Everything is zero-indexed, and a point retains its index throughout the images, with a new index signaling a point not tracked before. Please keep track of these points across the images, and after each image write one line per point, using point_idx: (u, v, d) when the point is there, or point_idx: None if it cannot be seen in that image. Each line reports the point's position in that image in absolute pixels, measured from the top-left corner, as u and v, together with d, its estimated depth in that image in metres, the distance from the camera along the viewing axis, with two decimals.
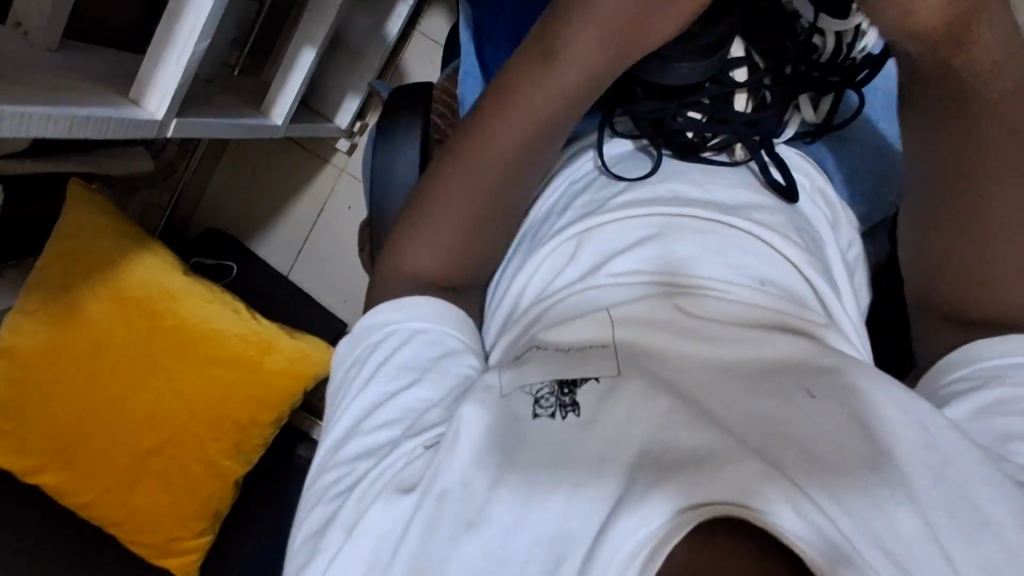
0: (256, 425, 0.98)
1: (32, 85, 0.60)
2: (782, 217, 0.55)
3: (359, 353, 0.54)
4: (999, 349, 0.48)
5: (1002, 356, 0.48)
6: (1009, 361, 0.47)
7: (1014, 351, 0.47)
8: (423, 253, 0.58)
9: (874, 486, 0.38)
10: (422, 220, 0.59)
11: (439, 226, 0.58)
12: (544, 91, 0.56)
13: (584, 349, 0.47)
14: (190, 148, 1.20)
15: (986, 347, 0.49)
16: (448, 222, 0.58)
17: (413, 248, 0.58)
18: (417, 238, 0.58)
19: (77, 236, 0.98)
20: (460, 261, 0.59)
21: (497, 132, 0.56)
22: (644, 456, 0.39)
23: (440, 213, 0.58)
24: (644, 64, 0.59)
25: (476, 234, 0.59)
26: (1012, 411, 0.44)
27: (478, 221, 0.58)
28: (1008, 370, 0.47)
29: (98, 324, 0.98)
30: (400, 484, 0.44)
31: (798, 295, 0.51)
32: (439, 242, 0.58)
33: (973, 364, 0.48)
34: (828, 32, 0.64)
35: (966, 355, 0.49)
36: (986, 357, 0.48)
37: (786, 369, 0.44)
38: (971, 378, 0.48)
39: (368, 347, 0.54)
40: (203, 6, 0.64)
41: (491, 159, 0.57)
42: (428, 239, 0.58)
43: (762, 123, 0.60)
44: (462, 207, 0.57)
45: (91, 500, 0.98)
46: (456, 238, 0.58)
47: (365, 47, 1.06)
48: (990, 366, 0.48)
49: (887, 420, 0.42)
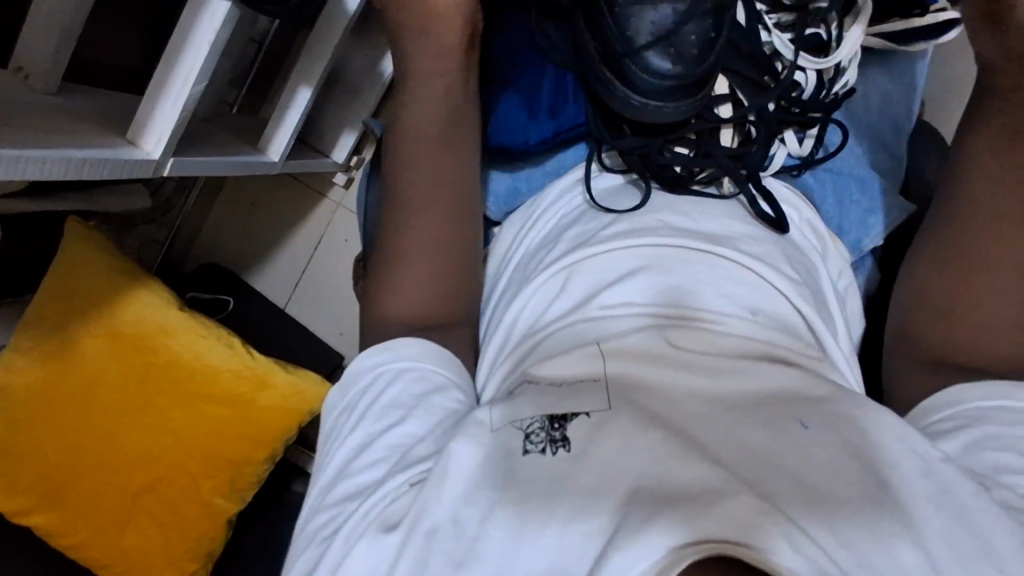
0: (249, 462, 0.97)
1: (31, 128, 0.61)
2: (770, 246, 0.55)
3: (348, 402, 0.54)
4: (980, 393, 0.49)
5: (983, 400, 0.49)
6: (994, 403, 0.48)
7: (995, 394, 0.48)
8: (407, 294, 0.58)
9: (871, 517, 0.37)
10: (393, 259, 0.59)
11: (422, 268, 0.59)
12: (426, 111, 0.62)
13: (576, 383, 0.47)
14: (187, 185, 1.22)
15: (969, 390, 0.50)
16: (416, 254, 0.59)
17: (387, 288, 0.59)
18: (394, 275, 0.59)
19: (72, 275, 0.98)
20: (448, 296, 0.59)
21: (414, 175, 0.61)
22: (638, 490, 0.39)
23: (409, 246, 0.59)
24: (626, 105, 0.60)
25: (448, 253, 0.60)
26: (1004, 445, 0.45)
27: (445, 238, 0.60)
28: (992, 411, 0.48)
29: (91, 362, 0.97)
30: (385, 521, 0.43)
31: (788, 325, 0.51)
32: (415, 275, 0.59)
33: (958, 407, 0.49)
34: (808, 70, 0.63)
35: (950, 399, 0.50)
36: (970, 399, 0.49)
37: (779, 401, 0.44)
38: (960, 417, 0.48)
39: (357, 394, 0.53)
40: (201, 50, 0.66)
41: (422, 180, 0.61)
42: (403, 275, 0.59)
43: (748, 157, 0.61)
44: (424, 233, 0.60)
45: (80, 541, 0.96)
46: (430, 266, 0.59)
47: (362, 84, 1.08)
48: (975, 407, 0.48)
49: (879, 452, 0.41)
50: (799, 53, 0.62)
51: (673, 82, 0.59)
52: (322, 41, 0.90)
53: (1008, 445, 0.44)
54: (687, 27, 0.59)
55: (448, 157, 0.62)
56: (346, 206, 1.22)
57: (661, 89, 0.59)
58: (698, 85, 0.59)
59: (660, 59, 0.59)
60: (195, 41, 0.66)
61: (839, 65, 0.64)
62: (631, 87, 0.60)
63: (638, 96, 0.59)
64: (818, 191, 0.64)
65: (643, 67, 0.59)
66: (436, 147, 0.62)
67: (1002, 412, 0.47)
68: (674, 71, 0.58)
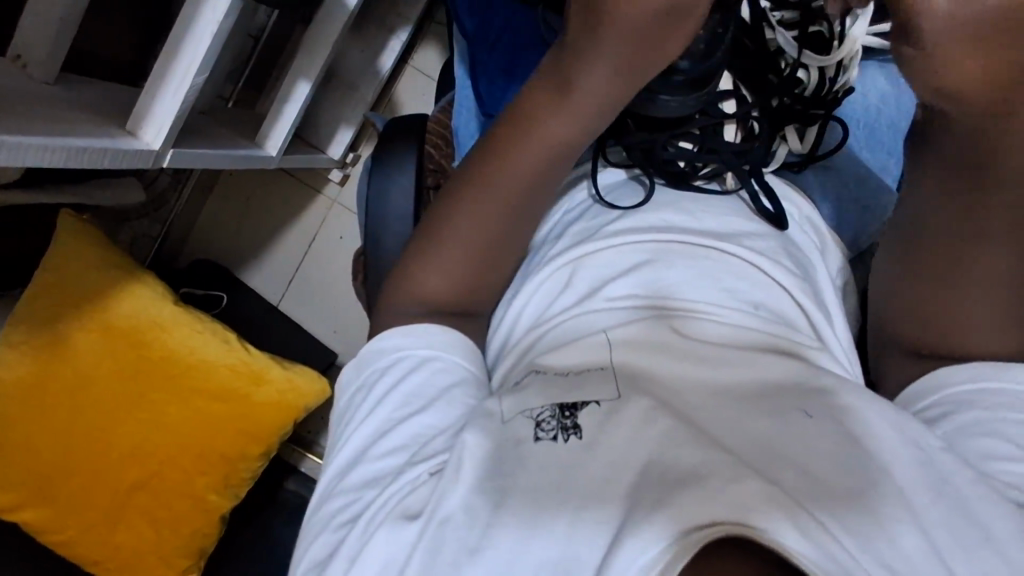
0: (245, 458, 0.97)
1: (31, 117, 0.60)
2: (774, 243, 0.56)
3: (364, 380, 0.54)
4: (963, 376, 0.50)
5: (965, 383, 0.49)
6: (974, 386, 0.49)
7: (976, 376, 0.49)
8: (435, 278, 0.57)
9: (875, 503, 0.38)
10: (437, 241, 0.58)
11: (455, 255, 0.57)
12: (559, 124, 0.56)
13: (584, 373, 0.48)
14: (181, 180, 1.21)
15: (952, 374, 0.50)
16: (456, 243, 0.57)
17: (421, 267, 0.58)
18: (428, 260, 0.57)
19: (69, 266, 0.98)
20: (472, 288, 0.58)
21: (506, 169, 0.56)
22: (645, 476, 0.40)
23: (450, 231, 0.57)
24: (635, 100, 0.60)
25: (488, 253, 0.58)
26: (988, 430, 0.46)
27: (494, 241, 0.58)
28: (975, 394, 0.49)
29: (85, 356, 0.96)
30: (404, 511, 0.44)
31: (791, 319, 0.52)
32: (450, 263, 0.57)
33: (941, 392, 0.50)
34: (811, 66, 0.64)
35: (935, 381, 0.51)
36: (953, 384, 0.50)
37: (782, 390, 0.45)
38: (944, 404, 0.49)
39: (376, 372, 0.54)
40: (203, 41, 0.65)
41: (510, 180, 0.57)
42: (443, 256, 0.57)
43: (751, 153, 0.61)
44: (474, 228, 0.57)
45: (74, 537, 0.95)
46: (466, 258, 0.57)
47: (359, 81, 1.09)
48: (956, 392, 0.49)
49: (879, 440, 0.42)
50: (802, 50, 0.63)
51: (681, 77, 0.59)
52: (320, 38, 0.90)
53: (992, 431, 0.46)
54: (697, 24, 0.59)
55: (546, 174, 0.57)
56: (342, 203, 1.22)
57: (670, 84, 0.59)
58: (703, 81, 0.60)
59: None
60: (197, 31, 0.65)
61: (841, 62, 0.64)
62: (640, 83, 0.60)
63: (647, 91, 0.59)
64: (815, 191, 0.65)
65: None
66: (541, 161, 0.57)
67: (984, 395, 0.48)
68: (683, 66, 0.58)
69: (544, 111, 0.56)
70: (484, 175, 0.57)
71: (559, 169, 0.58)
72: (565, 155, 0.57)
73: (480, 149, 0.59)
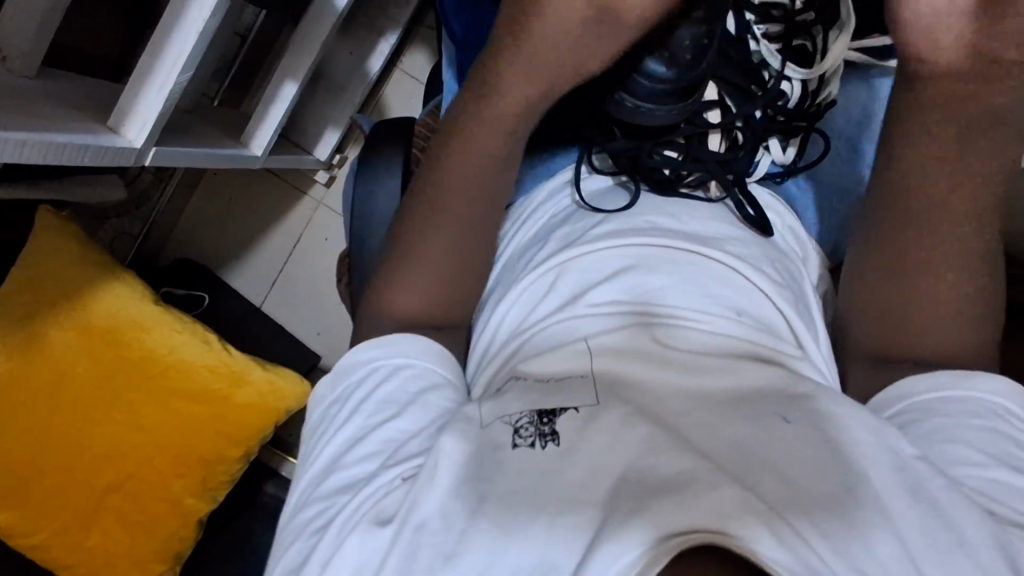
0: (222, 460, 0.95)
1: (10, 111, 0.59)
2: (755, 250, 0.57)
3: (338, 393, 0.54)
4: (926, 385, 0.50)
5: (930, 392, 0.49)
6: (939, 395, 0.49)
7: (941, 384, 0.50)
8: (407, 293, 0.57)
9: (849, 508, 0.39)
10: (407, 254, 0.58)
11: (426, 267, 0.58)
12: (493, 127, 0.59)
13: (565, 379, 0.48)
14: (164, 178, 1.20)
15: (917, 382, 0.50)
16: (427, 249, 0.58)
17: (397, 273, 0.58)
18: (405, 265, 0.58)
19: (45, 263, 0.96)
20: (445, 300, 0.58)
21: (454, 176, 0.59)
22: (626, 482, 0.40)
23: (424, 237, 0.58)
24: (619, 108, 0.61)
25: (457, 254, 0.59)
26: (950, 438, 0.46)
27: (458, 248, 0.58)
28: (941, 402, 0.49)
29: (60, 356, 0.94)
30: (378, 515, 0.43)
31: (770, 327, 0.52)
32: (426, 268, 0.58)
33: (909, 400, 0.50)
34: (794, 79, 0.64)
35: (901, 390, 0.51)
36: (919, 392, 0.50)
37: (761, 396, 0.46)
38: (910, 412, 0.49)
39: (352, 378, 0.53)
40: (189, 38, 0.64)
41: (460, 185, 0.59)
42: (417, 261, 0.58)
43: (735, 163, 0.62)
44: (437, 238, 0.58)
45: (45, 541, 0.93)
46: (436, 269, 0.58)
47: (347, 82, 1.08)
48: (921, 401, 0.50)
49: (854, 444, 0.43)
50: (786, 63, 0.64)
51: (668, 86, 0.59)
52: (307, 38, 0.89)
53: (953, 438, 0.46)
54: (683, 34, 0.59)
55: (492, 175, 0.60)
56: (328, 204, 1.21)
57: (655, 93, 0.60)
58: (686, 92, 0.60)
59: (655, 63, 0.59)
60: (183, 29, 0.65)
61: (824, 75, 0.65)
62: (627, 90, 0.61)
63: (631, 100, 0.61)
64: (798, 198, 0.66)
65: (641, 71, 0.60)
66: (486, 163, 0.59)
67: (949, 404, 0.49)
68: (670, 76, 0.59)
69: (479, 118, 0.59)
70: (436, 184, 0.59)
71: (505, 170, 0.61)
72: (505, 153, 0.60)
73: (429, 163, 0.61)
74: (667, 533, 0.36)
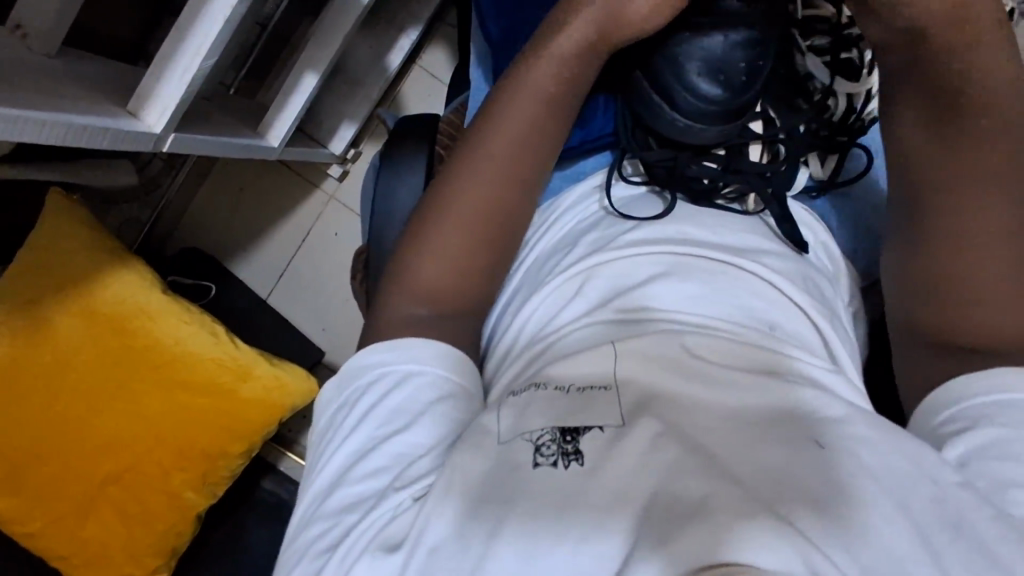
0: (224, 455, 0.94)
1: (29, 90, 0.58)
2: (790, 265, 0.55)
3: (346, 399, 0.52)
4: (983, 387, 0.47)
5: (985, 394, 0.47)
6: (993, 398, 0.46)
7: (999, 387, 0.47)
8: (430, 267, 0.56)
9: (892, 539, 0.37)
10: (429, 224, 0.57)
11: (449, 237, 0.57)
12: (528, 84, 0.58)
13: (586, 392, 0.46)
14: (176, 164, 1.18)
15: (971, 384, 0.48)
16: (452, 215, 0.57)
17: (421, 250, 0.57)
18: (425, 251, 0.57)
19: (53, 245, 0.95)
20: (472, 280, 0.57)
21: (489, 136, 0.58)
22: (652, 507, 0.39)
23: (448, 212, 0.57)
24: (664, 123, 0.61)
25: (485, 221, 0.58)
26: (1008, 453, 0.44)
27: (485, 217, 0.58)
28: (995, 407, 0.46)
29: (67, 341, 0.92)
30: (386, 541, 0.43)
31: (805, 341, 0.51)
32: (445, 252, 0.57)
33: (961, 404, 0.48)
34: (840, 94, 0.64)
35: (952, 393, 0.48)
36: (972, 396, 0.47)
37: (791, 418, 0.43)
38: (961, 418, 0.47)
39: (358, 391, 0.52)
40: (214, 24, 0.63)
41: (493, 147, 0.58)
42: (437, 241, 0.57)
43: (777, 176, 0.61)
44: (465, 203, 0.57)
45: (39, 529, 0.91)
46: (460, 237, 0.57)
47: (366, 77, 1.07)
48: (975, 405, 0.47)
49: (890, 469, 0.41)
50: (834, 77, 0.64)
51: (718, 107, 0.59)
52: (331, 31, 0.88)
53: None
54: (738, 55, 0.59)
55: (525, 139, 0.59)
56: (340, 199, 1.19)
57: (705, 113, 0.59)
58: (737, 112, 0.59)
59: (707, 84, 0.58)
60: (208, 13, 0.63)
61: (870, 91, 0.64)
62: (674, 108, 0.60)
63: (681, 121, 0.60)
64: (833, 216, 0.63)
65: (689, 89, 0.59)
66: (519, 123, 0.58)
67: (1006, 408, 0.46)
68: (721, 97, 0.58)
69: (518, 77, 0.59)
70: (471, 146, 0.59)
71: (542, 143, 0.59)
72: (543, 116, 0.59)
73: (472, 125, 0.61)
74: (689, 571, 0.34)
